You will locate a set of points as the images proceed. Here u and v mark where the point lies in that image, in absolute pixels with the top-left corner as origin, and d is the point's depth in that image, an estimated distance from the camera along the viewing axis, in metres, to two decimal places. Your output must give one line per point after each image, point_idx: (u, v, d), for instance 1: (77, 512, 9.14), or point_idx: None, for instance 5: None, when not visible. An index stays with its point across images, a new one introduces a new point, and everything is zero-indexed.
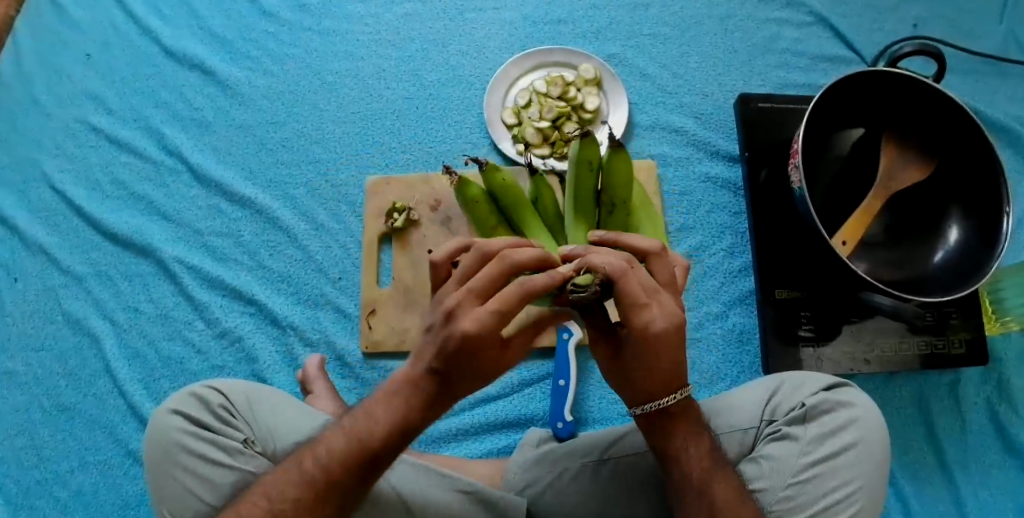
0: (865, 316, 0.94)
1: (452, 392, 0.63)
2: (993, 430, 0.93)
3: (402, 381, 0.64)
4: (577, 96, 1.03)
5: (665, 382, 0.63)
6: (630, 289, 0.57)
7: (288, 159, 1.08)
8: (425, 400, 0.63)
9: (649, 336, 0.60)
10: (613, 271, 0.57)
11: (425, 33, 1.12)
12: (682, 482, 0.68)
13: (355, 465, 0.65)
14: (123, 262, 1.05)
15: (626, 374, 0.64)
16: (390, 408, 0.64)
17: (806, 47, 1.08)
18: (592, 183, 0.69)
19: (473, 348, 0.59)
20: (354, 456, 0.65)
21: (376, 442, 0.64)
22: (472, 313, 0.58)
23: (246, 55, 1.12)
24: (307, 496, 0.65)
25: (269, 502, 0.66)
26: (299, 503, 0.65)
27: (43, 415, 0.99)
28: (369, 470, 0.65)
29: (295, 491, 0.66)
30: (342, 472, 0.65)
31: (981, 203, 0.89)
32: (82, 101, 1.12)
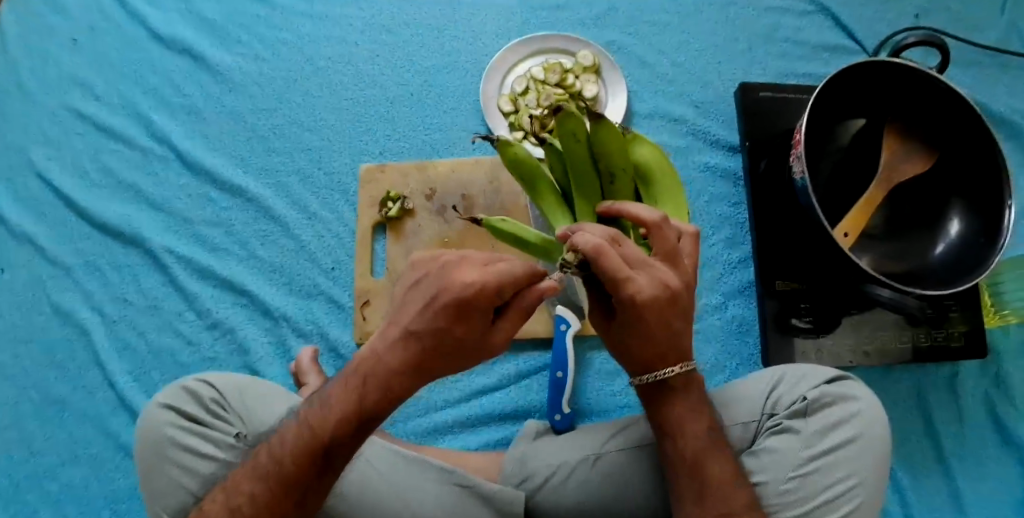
0: (865, 307, 0.93)
1: (416, 375, 0.60)
2: (991, 422, 0.93)
3: (369, 355, 0.62)
4: (575, 83, 1.01)
5: (661, 353, 0.63)
6: (608, 267, 0.54)
7: (280, 147, 1.06)
8: (385, 380, 0.60)
9: (641, 311, 0.58)
10: (590, 251, 0.53)
11: (421, 18, 1.10)
12: (672, 462, 0.68)
13: (307, 458, 0.63)
14: (112, 251, 1.02)
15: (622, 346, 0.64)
16: (349, 392, 0.62)
17: (807, 36, 1.07)
18: (586, 154, 0.62)
19: (455, 300, 0.55)
20: (309, 449, 0.63)
21: (330, 432, 0.63)
22: (474, 267, 0.56)
23: (238, 41, 1.09)
24: (261, 491, 0.64)
25: (226, 497, 0.66)
26: (255, 499, 0.64)
27: (33, 408, 0.97)
28: (326, 463, 0.64)
29: (250, 485, 0.65)
30: (294, 468, 0.63)
31: (982, 196, 0.88)
32: (70, 88, 1.09)
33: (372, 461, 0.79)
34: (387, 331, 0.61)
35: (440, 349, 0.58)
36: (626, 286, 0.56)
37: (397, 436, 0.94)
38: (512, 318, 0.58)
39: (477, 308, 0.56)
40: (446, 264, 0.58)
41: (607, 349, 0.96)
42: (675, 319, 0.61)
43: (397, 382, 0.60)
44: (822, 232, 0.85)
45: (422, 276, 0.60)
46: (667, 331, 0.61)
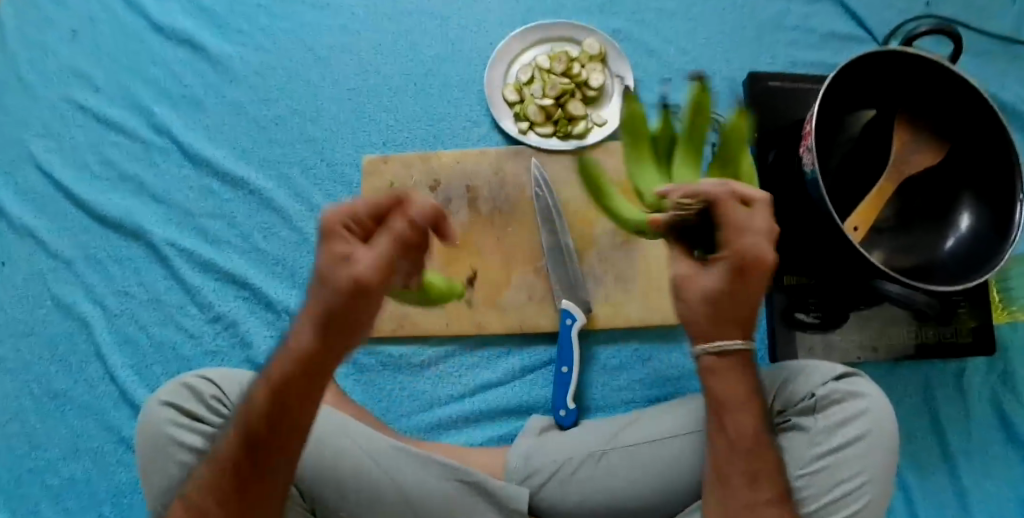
0: (874, 303, 0.92)
1: (307, 335, 0.58)
2: (997, 418, 0.92)
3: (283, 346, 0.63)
4: (581, 73, 1.00)
5: (737, 320, 0.63)
6: (731, 217, 0.59)
7: (282, 138, 1.04)
8: (289, 348, 0.59)
9: (737, 269, 0.60)
10: (719, 195, 0.59)
11: (424, 6, 1.08)
12: (718, 452, 0.68)
13: (240, 445, 0.62)
14: (112, 244, 1.01)
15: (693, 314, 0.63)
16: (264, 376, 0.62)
17: (817, 24, 1.05)
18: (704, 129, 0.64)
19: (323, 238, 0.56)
20: (240, 435, 0.62)
21: (252, 416, 0.61)
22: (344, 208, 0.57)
23: (238, 30, 1.07)
24: (202, 475, 0.64)
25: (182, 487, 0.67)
26: (203, 489, 0.64)
27: (35, 402, 0.97)
28: (254, 445, 0.62)
29: (197, 479, 0.65)
30: (228, 449, 0.63)
31: (994, 190, 0.87)
32: (68, 78, 1.07)
33: (375, 457, 0.79)
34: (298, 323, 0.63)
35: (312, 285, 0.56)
36: (741, 236, 0.59)
37: (401, 430, 0.94)
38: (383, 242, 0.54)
39: (346, 243, 0.55)
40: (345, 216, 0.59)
41: (612, 344, 0.95)
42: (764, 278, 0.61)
43: (302, 346, 0.58)
44: (831, 228, 0.85)
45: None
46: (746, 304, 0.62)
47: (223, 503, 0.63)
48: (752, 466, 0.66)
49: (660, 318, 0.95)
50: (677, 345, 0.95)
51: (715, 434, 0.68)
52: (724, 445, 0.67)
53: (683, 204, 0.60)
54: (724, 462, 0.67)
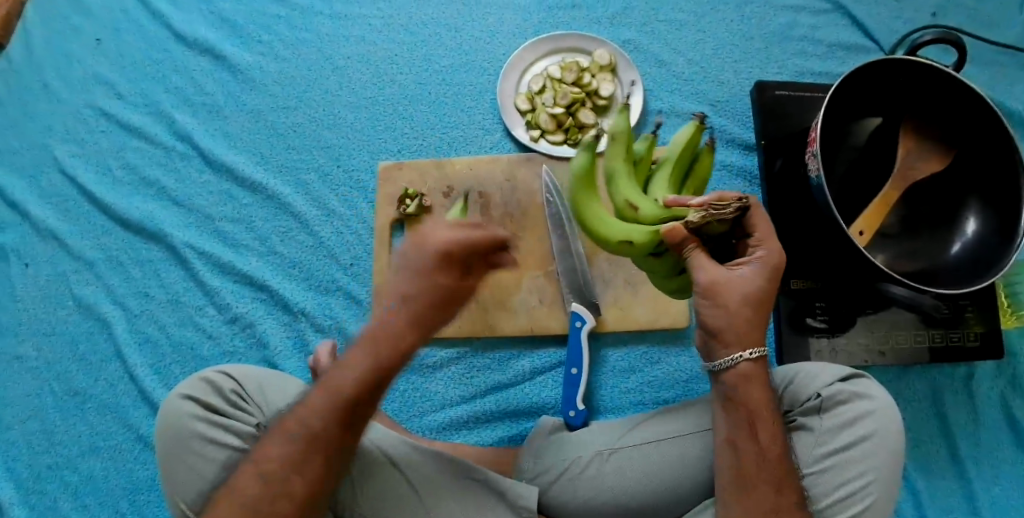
0: (880, 307, 0.93)
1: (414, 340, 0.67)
2: (1006, 423, 0.93)
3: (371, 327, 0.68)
4: (591, 82, 1.02)
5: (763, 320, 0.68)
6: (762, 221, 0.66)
7: (300, 145, 1.07)
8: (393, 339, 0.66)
9: (771, 267, 0.66)
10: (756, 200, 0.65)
11: (438, 17, 1.11)
12: (748, 466, 0.69)
13: (338, 420, 0.68)
14: (133, 247, 1.04)
15: (729, 317, 0.66)
16: (363, 357, 0.67)
17: (823, 35, 1.07)
18: (686, 162, 0.71)
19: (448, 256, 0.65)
20: (336, 411, 0.67)
21: (354, 393, 0.67)
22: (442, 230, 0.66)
23: (258, 40, 1.11)
24: (291, 450, 0.67)
25: (257, 462, 0.68)
26: (290, 461, 0.67)
27: (55, 400, 0.99)
28: (353, 421, 0.68)
29: (280, 451, 0.67)
30: (323, 425, 0.67)
31: (999, 195, 0.88)
32: (93, 86, 1.11)
33: (390, 451, 0.80)
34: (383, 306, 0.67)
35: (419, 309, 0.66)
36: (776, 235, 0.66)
37: (412, 430, 0.95)
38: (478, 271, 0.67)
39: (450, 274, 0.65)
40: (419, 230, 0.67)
41: (622, 347, 0.97)
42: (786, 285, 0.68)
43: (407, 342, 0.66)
44: (838, 231, 0.85)
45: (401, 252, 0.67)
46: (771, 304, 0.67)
47: (312, 476, 0.67)
48: (778, 473, 0.69)
49: (669, 322, 0.96)
50: (685, 349, 0.97)
51: (743, 444, 0.69)
52: (754, 453, 0.69)
53: (721, 207, 0.61)
54: (752, 471, 0.68)
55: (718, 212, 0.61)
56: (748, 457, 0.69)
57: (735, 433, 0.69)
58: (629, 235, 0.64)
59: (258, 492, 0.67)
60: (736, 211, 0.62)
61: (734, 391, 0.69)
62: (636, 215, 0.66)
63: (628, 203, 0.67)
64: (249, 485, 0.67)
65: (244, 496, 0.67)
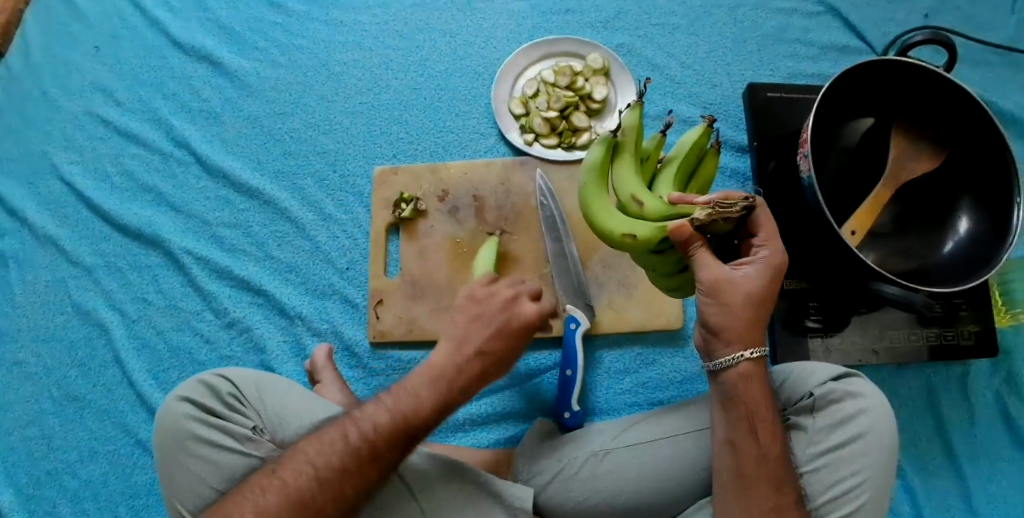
0: (874, 306, 0.93)
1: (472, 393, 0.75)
2: (1002, 422, 0.93)
3: (446, 361, 0.74)
4: (585, 86, 1.03)
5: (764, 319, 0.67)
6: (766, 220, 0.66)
7: (296, 150, 1.08)
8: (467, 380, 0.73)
9: (771, 268, 0.66)
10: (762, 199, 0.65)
11: (432, 23, 1.12)
12: (747, 465, 0.69)
13: (399, 441, 0.70)
14: (131, 253, 1.05)
15: (725, 318, 0.66)
16: (437, 389, 0.72)
17: (815, 37, 1.08)
18: (691, 165, 0.71)
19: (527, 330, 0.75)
20: (399, 433, 0.70)
21: (420, 421, 0.71)
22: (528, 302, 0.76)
23: (255, 47, 1.12)
24: (352, 463, 0.69)
25: (312, 468, 0.68)
26: (346, 472, 0.69)
27: (53, 405, 1.00)
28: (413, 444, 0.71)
29: (341, 460, 0.69)
30: (385, 444, 0.70)
31: (991, 194, 0.88)
32: (91, 93, 1.12)
33: None
34: (461, 345, 0.74)
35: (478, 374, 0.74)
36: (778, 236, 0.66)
37: None
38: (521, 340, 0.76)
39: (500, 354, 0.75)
40: (510, 300, 0.76)
41: (617, 348, 0.97)
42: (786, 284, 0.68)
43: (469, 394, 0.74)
44: (828, 231, 0.86)
45: (481, 309, 0.75)
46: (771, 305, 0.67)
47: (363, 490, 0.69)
48: (776, 471, 0.69)
49: (663, 323, 0.97)
50: (680, 349, 0.97)
51: (742, 443, 0.69)
52: (753, 453, 0.68)
53: (726, 206, 0.61)
54: (751, 470, 0.68)
55: (724, 212, 0.61)
56: (746, 456, 0.68)
57: (731, 431, 0.69)
58: (634, 227, 0.64)
59: (309, 494, 0.68)
60: (742, 210, 0.61)
61: (732, 390, 0.69)
62: (642, 210, 0.66)
63: (634, 198, 0.66)
64: (301, 484, 0.68)
65: (292, 494, 0.67)
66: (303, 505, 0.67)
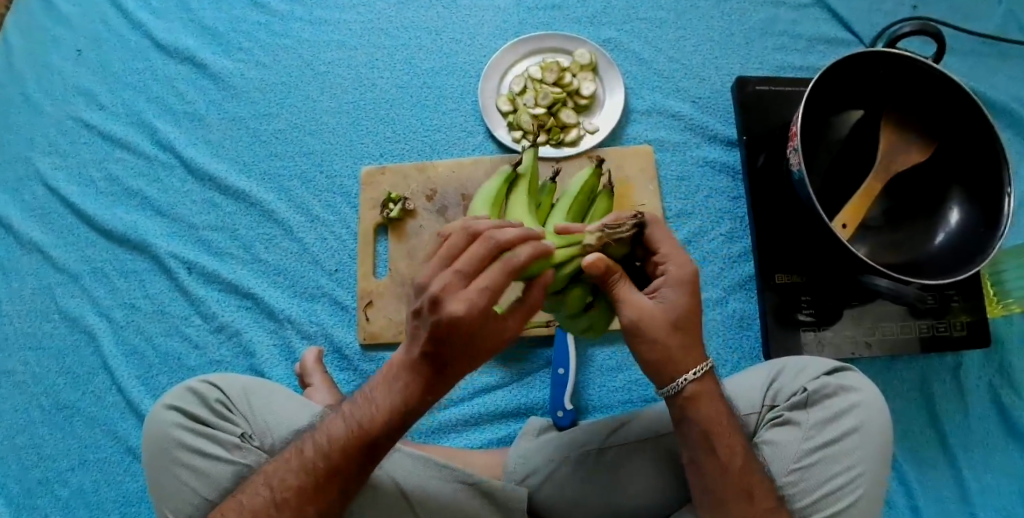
0: (867, 299, 0.93)
1: (449, 376, 0.63)
2: (996, 412, 0.92)
3: (400, 361, 0.65)
4: (572, 82, 1.02)
5: (690, 347, 0.65)
6: (660, 233, 0.64)
7: (282, 151, 1.07)
8: (421, 381, 0.63)
9: (683, 282, 0.64)
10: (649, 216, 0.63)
11: (418, 21, 1.11)
12: (710, 482, 0.66)
13: (356, 453, 0.66)
14: (118, 258, 1.04)
15: (663, 345, 0.63)
16: (390, 392, 0.65)
17: (803, 29, 1.07)
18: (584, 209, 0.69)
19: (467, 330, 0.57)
20: (354, 445, 0.66)
21: (376, 430, 0.65)
22: (462, 294, 0.56)
23: (238, 47, 1.11)
24: (308, 484, 0.66)
25: (269, 489, 0.67)
26: (303, 490, 0.66)
27: (43, 414, 0.99)
28: (372, 454, 0.66)
29: (296, 478, 0.67)
30: (342, 460, 0.66)
31: (980, 184, 0.88)
32: (74, 98, 1.10)
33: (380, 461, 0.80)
34: (410, 341, 0.63)
35: (451, 360, 0.61)
36: (677, 252, 0.64)
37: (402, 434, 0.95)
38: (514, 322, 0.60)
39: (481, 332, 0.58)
40: (435, 299, 0.56)
41: (608, 345, 0.97)
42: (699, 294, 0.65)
43: (430, 389, 0.63)
44: (821, 225, 0.86)
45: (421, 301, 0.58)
46: (695, 327, 0.65)
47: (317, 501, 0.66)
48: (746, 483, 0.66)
49: None
50: None
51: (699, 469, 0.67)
52: (714, 472, 0.66)
53: (617, 226, 0.60)
54: (718, 484, 0.66)
55: (617, 232, 0.60)
56: (703, 478, 0.67)
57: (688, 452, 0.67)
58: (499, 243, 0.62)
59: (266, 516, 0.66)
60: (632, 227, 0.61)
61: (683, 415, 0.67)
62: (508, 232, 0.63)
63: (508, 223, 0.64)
64: (257, 505, 0.67)
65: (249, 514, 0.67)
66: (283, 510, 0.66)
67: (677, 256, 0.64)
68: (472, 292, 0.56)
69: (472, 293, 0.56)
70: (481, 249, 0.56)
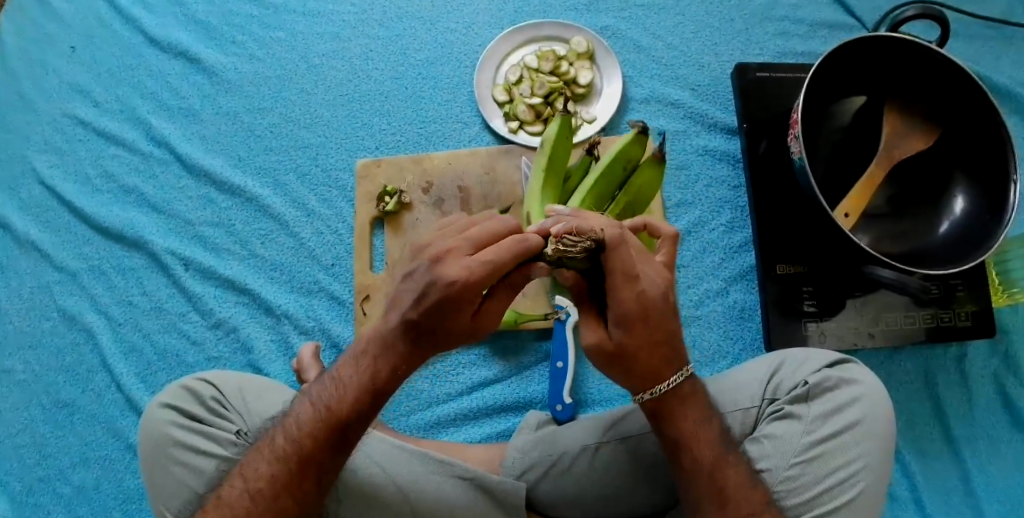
0: (869, 289, 0.91)
1: (419, 354, 0.62)
2: (1001, 403, 0.91)
3: (374, 334, 0.64)
4: (569, 71, 1.01)
5: (648, 372, 0.63)
6: (619, 261, 0.57)
7: (276, 145, 1.06)
8: (390, 358, 0.63)
9: (643, 310, 0.60)
10: (610, 237, 0.56)
11: (412, 11, 1.09)
12: (695, 483, 0.65)
13: (326, 437, 0.65)
14: (114, 255, 1.03)
15: (627, 368, 0.63)
16: (360, 371, 0.64)
17: (805, 14, 1.05)
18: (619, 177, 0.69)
19: (455, 304, 0.57)
20: (324, 430, 0.65)
21: (345, 412, 0.65)
22: (461, 261, 0.57)
23: (232, 41, 1.09)
24: (279, 473, 0.65)
25: (243, 483, 0.67)
26: (275, 480, 0.65)
27: (44, 413, 0.99)
28: (343, 439, 0.65)
29: (268, 468, 0.66)
30: (312, 446, 0.65)
31: (985, 172, 0.86)
32: (69, 95, 1.09)
33: (375, 458, 0.79)
34: (387, 316, 0.63)
35: (423, 338, 0.61)
36: (630, 285, 0.58)
37: (400, 430, 0.94)
38: (501, 295, 0.60)
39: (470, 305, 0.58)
40: (436, 263, 0.57)
41: None
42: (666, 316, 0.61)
43: (400, 368, 0.63)
44: (823, 215, 0.84)
45: (414, 268, 0.59)
46: (655, 354, 0.62)
47: (289, 490, 0.65)
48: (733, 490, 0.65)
49: None
50: None
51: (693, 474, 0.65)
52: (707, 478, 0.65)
53: (573, 243, 0.55)
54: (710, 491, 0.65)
55: (570, 250, 0.55)
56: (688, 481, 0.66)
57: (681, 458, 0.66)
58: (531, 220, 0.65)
59: (241, 509, 0.65)
60: (586, 251, 0.56)
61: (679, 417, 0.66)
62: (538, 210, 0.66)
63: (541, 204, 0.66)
64: (233, 499, 0.66)
65: (228, 511, 0.66)
66: (258, 503, 0.66)
67: (627, 288, 0.58)
68: (471, 261, 0.56)
69: (473, 261, 0.56)
70: (496, 228, 0.58)
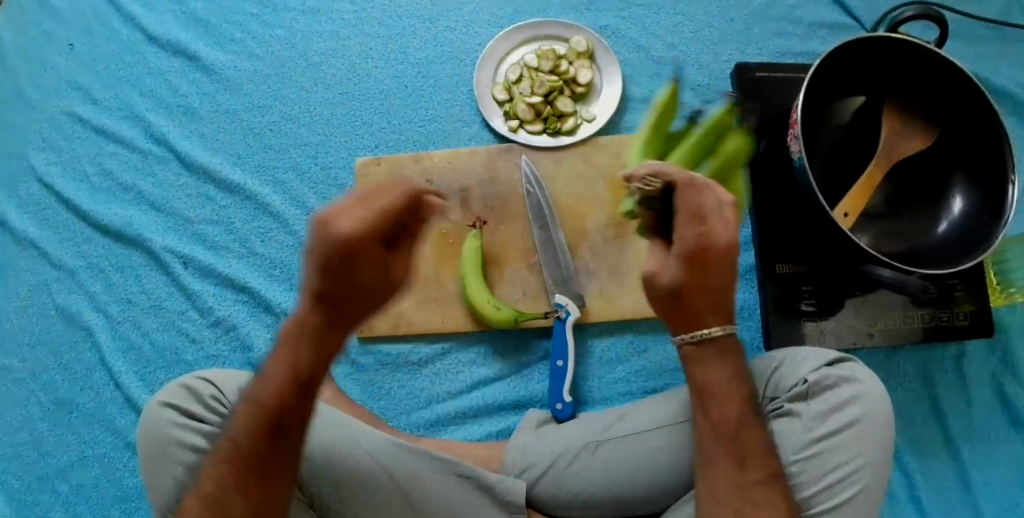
0: (868, 288, 0.92)
1: (337, 334, 0.63)
2: (999, 402, 0.92)
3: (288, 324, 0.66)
4: (569, 70, 1.01)
5: (693, 312, 0.67)
6: (691, 200, 0.63)
7: (275, 144, 1.05)
8: (308, 340, 0.64)
9: (704, 253, 0.64)
10: (679, 178, 0.64)
11: (412, 9, 1.09)
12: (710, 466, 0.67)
13: (261, 431, 0.66)
14: (113, 253, 1.03)
15: (676, 307, 0.67)
16: (283, 356, 0.66)
17: (804, 14, 1.05)
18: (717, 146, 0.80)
19: (355, 258, 0.55)
20: (264, 417, 0.66)
21: (278, 396, 0.66)
22: (349, 214, 0.55)
23: (231, 39, 1.09)
24: (228, 473, 0.65)
25: (198, 493, 0.66)
26: (224, 481, 0.65)
27: (43, 411, 0.98)
28: (283, 422, 0.66)
29: (215, 474, 0.66)
30: (255, 436, 0.66)
31: (984, 172, 0.87)
32: (67, 92, 1.09)
33: (372, 457, 0.79)
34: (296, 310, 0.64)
35: (336, 316, 0.61)
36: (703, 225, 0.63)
37: (401, 428, 0.94)
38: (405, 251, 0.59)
39: (376, 260, 0.57)
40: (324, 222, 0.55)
41: (606, 336, 0.96)
42: (726, 269, 0.65)
43: (322, 348, 0.64)
44: (822, 215, 0.85)
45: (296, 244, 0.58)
46: (705, 298, 0.66)
47: (243, 487, 0.65)
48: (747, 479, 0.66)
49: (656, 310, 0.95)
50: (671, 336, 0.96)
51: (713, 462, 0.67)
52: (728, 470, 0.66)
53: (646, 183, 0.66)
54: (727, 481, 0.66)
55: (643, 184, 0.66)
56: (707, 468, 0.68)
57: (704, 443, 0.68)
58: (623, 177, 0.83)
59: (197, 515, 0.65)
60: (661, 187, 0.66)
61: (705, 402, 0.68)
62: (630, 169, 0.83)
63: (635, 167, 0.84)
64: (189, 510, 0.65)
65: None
66: (217, 509, 0.65)
67: (691, 228, 0.63)
68: (363, 215, 0.55)
69: (362, 212, 0.55)
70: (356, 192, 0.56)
